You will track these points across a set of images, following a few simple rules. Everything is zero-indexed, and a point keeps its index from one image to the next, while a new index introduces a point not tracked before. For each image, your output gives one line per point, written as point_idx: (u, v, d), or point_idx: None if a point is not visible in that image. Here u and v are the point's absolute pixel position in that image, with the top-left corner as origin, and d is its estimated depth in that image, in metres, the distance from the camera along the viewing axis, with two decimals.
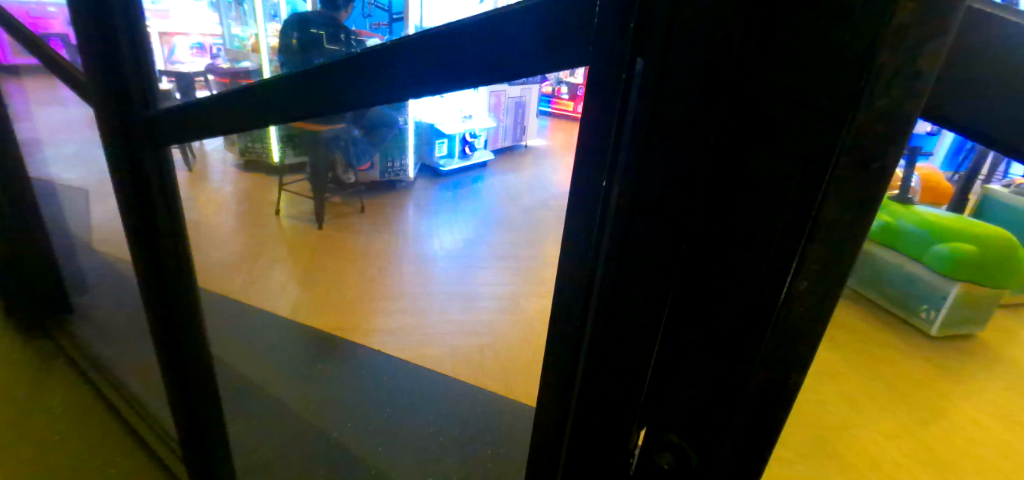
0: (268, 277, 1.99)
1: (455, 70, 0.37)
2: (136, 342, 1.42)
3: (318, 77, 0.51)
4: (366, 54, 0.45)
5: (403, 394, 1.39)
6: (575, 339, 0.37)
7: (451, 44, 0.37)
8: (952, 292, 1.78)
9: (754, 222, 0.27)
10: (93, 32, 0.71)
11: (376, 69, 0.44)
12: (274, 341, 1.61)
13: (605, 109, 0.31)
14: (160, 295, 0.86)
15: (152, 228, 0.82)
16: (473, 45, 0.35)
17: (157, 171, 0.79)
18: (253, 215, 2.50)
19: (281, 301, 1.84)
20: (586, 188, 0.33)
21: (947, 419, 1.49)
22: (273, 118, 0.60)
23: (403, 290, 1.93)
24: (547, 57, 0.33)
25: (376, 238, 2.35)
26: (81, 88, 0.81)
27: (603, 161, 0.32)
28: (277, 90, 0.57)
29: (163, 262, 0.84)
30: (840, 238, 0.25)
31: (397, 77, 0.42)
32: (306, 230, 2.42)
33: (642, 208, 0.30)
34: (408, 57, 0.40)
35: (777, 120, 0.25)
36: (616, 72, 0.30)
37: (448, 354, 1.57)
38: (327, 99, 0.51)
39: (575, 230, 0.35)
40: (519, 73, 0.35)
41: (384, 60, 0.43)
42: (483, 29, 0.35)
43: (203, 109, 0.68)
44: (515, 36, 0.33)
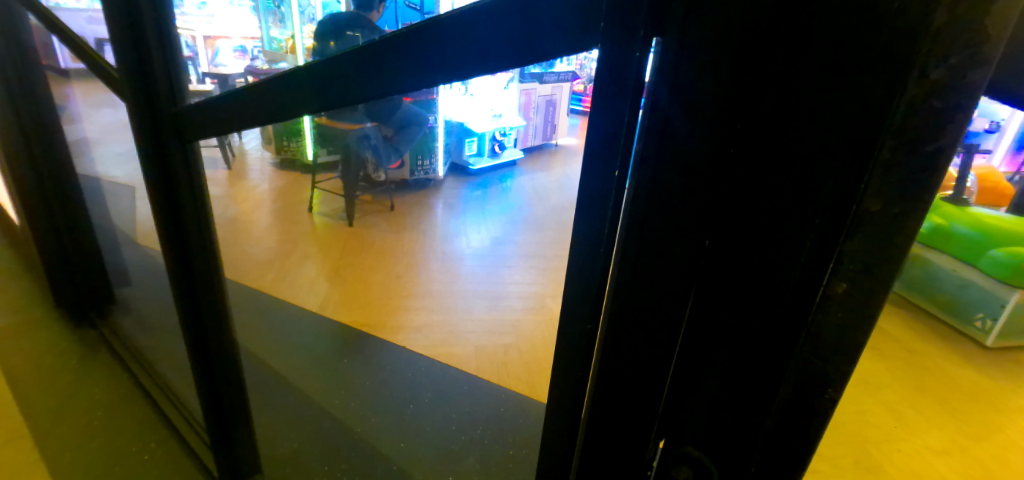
0: (299, 273, 2.04)
1: (474, 54, 0.36)
2: (173, 335, 1.48)
3: (337, 66, 0.51)
4: (384, 40, 0.44)
5: (424, 390, 1.39)
6: (586, 341, 0.35)
7: (470, 28, 0.36)
8: (1010, 299, 1.67)
9: (788, 214, 0.24)
10: (123, 29, 0.73)
11: (394, 54, 0.43)
12: (298, 336, 1.63)
13: (616, 89, 0.28)
14: (189, 286, 0.89)
15: (182, 222, 0.84)
16: (492, 27, 0.34)
17: (184, 164, 0.81)
18: (288, 213, 2.57)
19: (310, 297, 1.86)
20: (596, 180, 0.31)
21: (999, 432, 1.39)
22: (299, 112, 0.60)
23: (427, 289, 1.94)
24: (567, 37, 0.31)
25: (402, 235, 2.37)
26: (116, 84, 0.84)
27: (614, 149, 0.30)
28: (300, 81, 0.57)
29: (191, 255, 0.87)
30: (886, 234, 0.23)
31: (418, 63, 0.41)
32: (337, 226, 2.46)
33: (657, 202, 0.28)
34: (427, 42, 0.39)
35: (812, 103, 0.22)
36: (626, 50, 0.27)
37: (471, 354, 1.56)
38: (348, 89, 0.51)
39: (585, 224, 0.32)
40: (537, 53, 0.33)
41: (404, 48, 0.42)
42: (501, 11, 0.33)
43: (228, 102, 0.69)
44: (533, 17, 0.32)
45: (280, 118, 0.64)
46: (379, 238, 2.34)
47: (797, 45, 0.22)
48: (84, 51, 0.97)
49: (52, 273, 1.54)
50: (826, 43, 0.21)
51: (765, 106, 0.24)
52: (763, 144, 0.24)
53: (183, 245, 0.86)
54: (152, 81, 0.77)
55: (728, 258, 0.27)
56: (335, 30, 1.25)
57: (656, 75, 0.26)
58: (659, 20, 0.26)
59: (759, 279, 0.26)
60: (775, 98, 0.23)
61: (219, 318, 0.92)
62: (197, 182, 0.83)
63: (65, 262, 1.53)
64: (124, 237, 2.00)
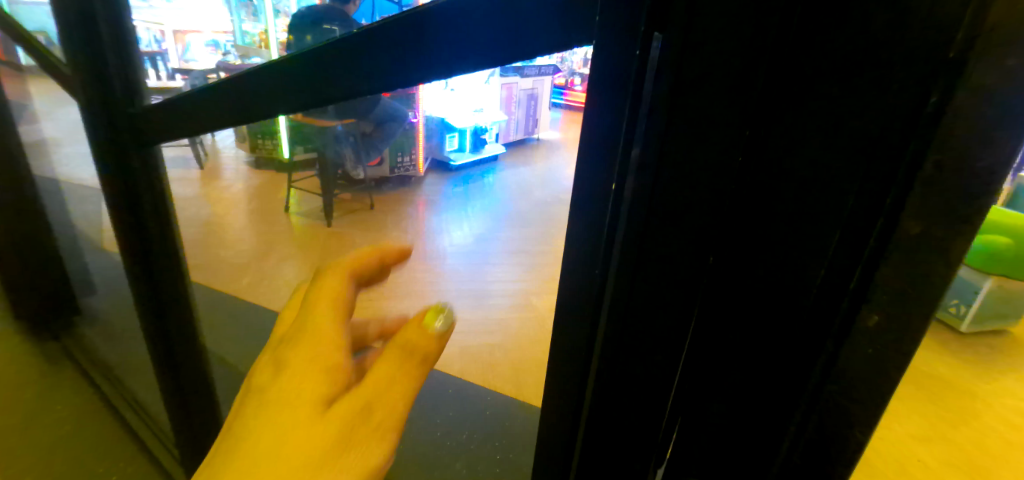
0: (277, 275, 1.98)
1: (454, 50, 0.34)
2: (137, 339, 1.37)
3: (308, 62, 0.47)
4: (357, 36, 0.41)
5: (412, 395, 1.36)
6: (581, 365, 0.33)
7: (451, 23, 0.33)
8: (982, 286, 1.71)
9: (806, 233, 0.23)
10: (76, 25, 0.69)
11: (370, 50, 0.40)
12: (276, 342, 1.58)
13: (614, 92, 0.26)
14: (152, 296, 0.84)
15: (143, 228, 0.79)
16: (474, 21, 0.32)
17: (144, 170, 0.76)
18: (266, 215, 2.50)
19: (288, 301, 1.81)
20: (590, 190, 0.29)
21: (979, 420, 1.41)
22: (269, 114, 0.56)
23: (410, 288, 1.90)
24: (557, 35, 0.29)
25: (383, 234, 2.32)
26: (68, 84, 0.78)
27: (610, 158, 0.27)
28: (268, 80, 0.53)
29: (156, 265, 0.82)
30: (922, 260, 0.21)
31: (395, 61, 0.38)
32: (315, 226, 2.40)
33: (664, 216, 0.26)
34: (406, 37, 0.37)
35: (833, 121, 0.22)
36: (626, 49, 0.25)
37: (457, 355, 1.53)
38: (320, 89, 0.47)
39: (579, 237, 0.30)
40: (523, 50, 0.31)
41: (375, 43, 0.39)
42: (483, 5, 0.31)
43: (190, 102, 0.64)
44: (522, 10, 0.30)
45: (250, 119, 0.60)
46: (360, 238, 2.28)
47: (813, 59, 0.21)
48: (36, 51, 0.91)
49: (11, 284, 1.46)
50: (842, 58, 0.21)
51: (787, 120, 0.23)
52: (778, 164, 0.24)
53: (146, 252, 0.82)
54: (106, 83, 0.71)
55: (737, 276, 0.26)
56: (309, 25, 1.20)
57: (657, 81, 0.25)
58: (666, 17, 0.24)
59: (778, 301, 0.25)
60: (794, 114, 0.22)
61: (184, 327, 0.87)
62: (160, 187, 0.78)
63: (24, 272, 1.45)
64: (88, 244, 1.91)
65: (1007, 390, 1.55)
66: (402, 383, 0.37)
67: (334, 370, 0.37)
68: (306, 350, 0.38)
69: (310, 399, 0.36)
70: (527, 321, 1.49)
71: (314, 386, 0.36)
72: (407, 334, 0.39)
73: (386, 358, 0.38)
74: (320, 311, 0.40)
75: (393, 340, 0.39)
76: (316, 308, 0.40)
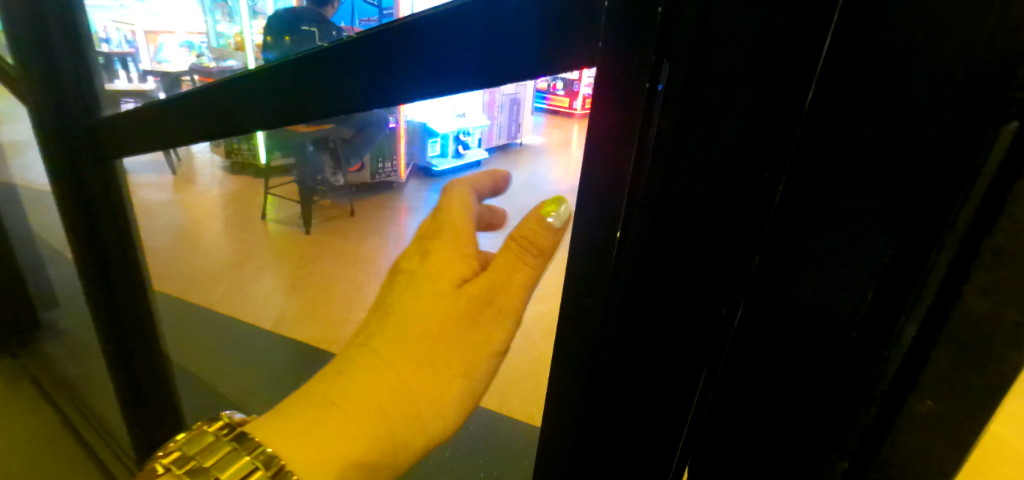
0: (253, 284, 1.92)
1: (442, 68, 0.35)
2: (100, 363, 1.32)
3: (283, 73, 0.45)
4: (344, 42, 0.40)
5: None
6: (589, 373, 0.35)
7: (439, 39, 0.34)
8: None
9: (825, 263, 0.25)
10: (28, 31, 0.64)
11: (359, 58, 0.39)
12: (253, 354, 1.53)
13: (622, 125, 0.28)
14: (110, 313, 0.80)
15: (102, 244, 0.76)
16: (466, 39, 0.33)
17: (102, 184, 0.71)
18: (241, 221, 2.44)
19: (266, 311, 1.75)
20: (600, 216, 0.31)
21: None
22: (239, 130, 0.53)
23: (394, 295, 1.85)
24: (540, 57, 0.31)
25: (364, 240, 2.27)
26: (20, 91, 0.73)
27: (619, 188, 0.29)
28: (247, 92, 0.49)
29: (119, 280, 0.79)
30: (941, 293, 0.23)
31: (383, 73, 0.38)
32: (293, 233, 2.34)
33: (670, 240, 0.29)
34: (401, 47, 0.37)
35: (853, 161, 0.23)
36: (636, 80, 0.27)
37: None
38: (306, 101, 0.44)
39: (589, 258, 0.32)
40: (508, 69, 0.33)
41: (362, 52, 0.39)
42: (473, 20, 0.32)
43: (161, 116, 0.59)
44: (510, 30, 0.31)
45: (214, 134, 0.56)
46: (341, 243, 2.24)
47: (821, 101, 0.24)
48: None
49: None
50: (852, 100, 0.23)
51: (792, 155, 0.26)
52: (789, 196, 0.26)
53: (108, 265, 0.78)
54: (62, 93, 0.67)
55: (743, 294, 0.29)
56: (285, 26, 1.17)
57: (664, 118, 0.27)
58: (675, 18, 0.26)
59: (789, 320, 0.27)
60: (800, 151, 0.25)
61: (142, 344, 0.84)
62: (119, 201, 0.73)
63: None
64: (48, 254, 1.82)
65: None
66: (514, 276, 0.44)
67: (463, 258, 0.46)
68: (442, 239, 0.47)
69: (444, 278, 0.45)
70: None
71: (446, 271, 0.45)
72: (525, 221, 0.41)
73: (503, 252, 0.43)
74: (456, 209, 0.48)
75: (508, 235, 0.43)
76: (451, 204, 0.48)
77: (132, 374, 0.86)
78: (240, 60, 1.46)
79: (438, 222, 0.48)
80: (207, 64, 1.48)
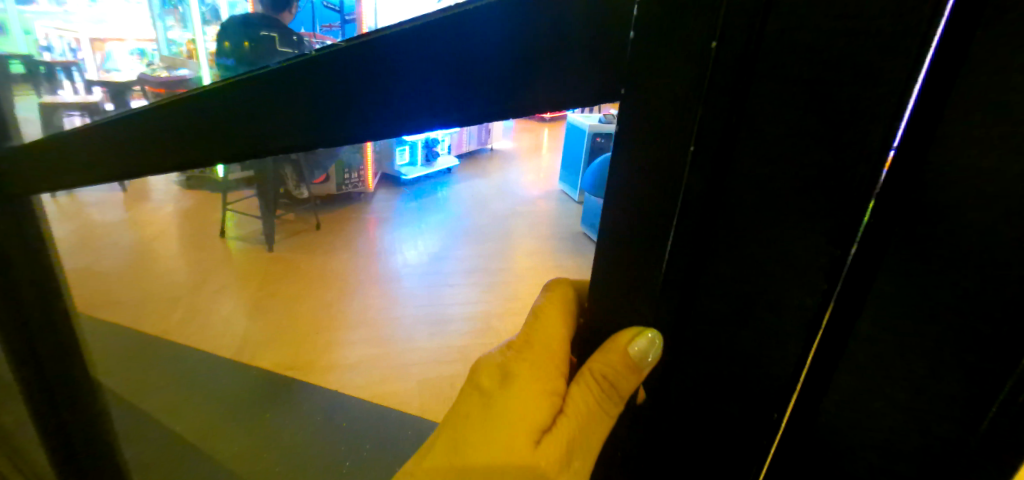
0: (213, 307, 1.80)
1: (404, 89, 0.32)
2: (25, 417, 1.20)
3: (250, 91, 0.38)
4: (300, 63, 0.35)
5: (367, 428, 1.22)
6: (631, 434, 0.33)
7: (396, 56, 0.31)
8: None
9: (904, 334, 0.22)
10: None
11: (319, 80, 0.35)
12: (207, 382, 1.40)
13: (660, 178, 0.26)
14: (34, 360, 0.71)
15: (19, 290, 0.66)
16: (430, 57, 0.30)
17: (16, 224, 0.63)
18: (198, 240, 2.31)
19: (227, 336, 1.65)
20: (629, 269, 0.29)
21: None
22: (183, 164, 0.47)
23: (362, 317, 1.77)
24: (519, 82, 0.29)
25: (331, 256, 2.18)
26: None
27: (654, 244, 0.28)
28: (202, 111, 0.42)
29: (44, 327, 0.69)
30: None
31: (335, 92, 0.34)
32: (256, 250, 2.22)
33: (723, 299, 0.26)
34: (369, 67, 0.32)
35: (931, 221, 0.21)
36: (676, 137, 0.25)
37: (415, 389, 1.45)
38: (273, 123, 0.38)
39: (622, 312, 0.30)
40: (476, 90, 0.30)
41: (318, 72, 0.34)
42: (437, 37, 0.29)
43: (95, 137, 0.51)
44: (482, 50, 0.29)
45: (147, 165, 0.49)
46: (305, 261, 2.13)
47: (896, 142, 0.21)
48: None
49: None
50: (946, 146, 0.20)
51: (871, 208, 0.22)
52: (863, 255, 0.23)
53: (18, 304, 0.67)
54: None
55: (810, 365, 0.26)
56: (237, 33, 1.10)
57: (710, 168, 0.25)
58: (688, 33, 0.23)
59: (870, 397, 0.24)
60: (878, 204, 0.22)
61: (72, 390, 0.74)
62: (34, 231, 0.65)
63: None
64: None
65: None
66: (598, 419, 0.35)
67: (546, 394, 0.38)
68: (524, 366, 0.39)
69: (525, 421, 0.37)
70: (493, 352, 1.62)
71: (527, 414, 0.37)
72: (615, 343, 0.30)
73: (580, 386, 0.34)
74: (540, 334, 0.40)
75: (587, 366, 0.33)
76: (536, 322, 0.41)
77: (58, 417, 0.75)
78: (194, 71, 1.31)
79: (519, 346, 0.41)
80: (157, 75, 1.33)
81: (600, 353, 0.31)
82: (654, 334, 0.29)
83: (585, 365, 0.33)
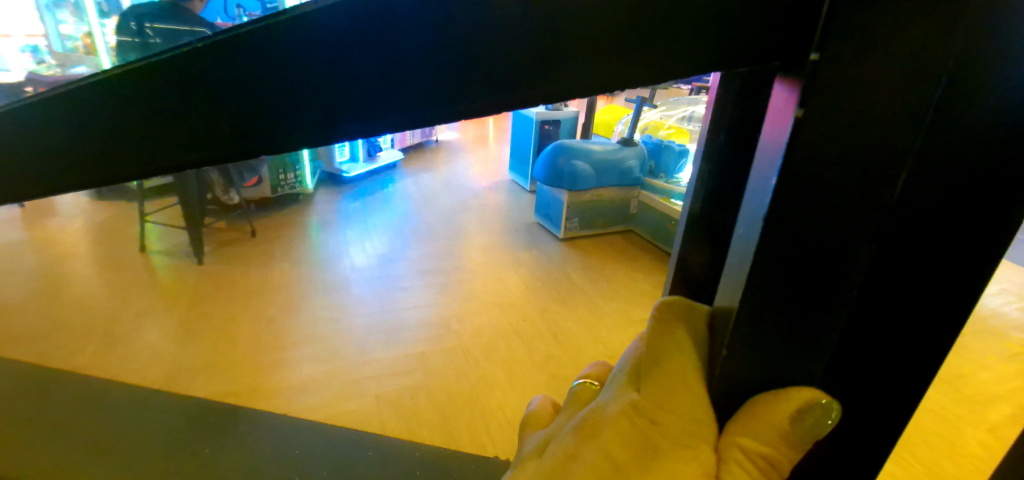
0: (135, 335, 1.60)
1: (313, 107, 0.24)
2: None
3: (80, 104, 0.27)
4: (152, 65, 0.25)
5: (329, 453, 1.12)
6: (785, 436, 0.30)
7: (289, 53, 0.23)
8: None
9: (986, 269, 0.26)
10: None
11: (191, 81, 0.25)
12: (128, 420, 1.21)
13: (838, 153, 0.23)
14: None
15: None
16: (338, 52, 0.22)
17: None
18: (113, 258, 2.05)
19: (154, 366, 1.46)
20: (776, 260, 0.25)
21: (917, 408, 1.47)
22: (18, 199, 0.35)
23: (308, 332, 1.63)
24: (464, 91, 0.23)
25: (270, 267, 2.01)
26: None
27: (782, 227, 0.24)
28: (22, 132, 0.30)
29: None
30: None
31: (215, 106, 0.25)
32: (183, 266, 2.00)
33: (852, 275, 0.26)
34: (243, 65, 0.24)
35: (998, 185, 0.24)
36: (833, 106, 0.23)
37: (375, 405, 1.35)
38: (128, 153, 0.28)
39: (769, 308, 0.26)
40: (405, 99, 0.23)
41: (184, 78, 0.25)
42: (348, 28, 0.22)
43: None
44: (402, 44, 0.22)
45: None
46: (241, 274, 1.95)
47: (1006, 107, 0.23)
48: None
49: None
50: None
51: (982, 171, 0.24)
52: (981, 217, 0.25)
53: None
54: None
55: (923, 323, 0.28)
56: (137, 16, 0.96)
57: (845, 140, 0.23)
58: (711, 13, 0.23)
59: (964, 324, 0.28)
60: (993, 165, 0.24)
61: None
62: None
63: None
64: None
65: None
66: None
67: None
68: (669, 442, 0.32)
69: None
70: (456, 358, 1.55)
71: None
72: (770, 415, 0.28)
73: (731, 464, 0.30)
74: (670, 401, 0.32)
75: (734, 441, 0.30)
76: (661, 380, 0.32)
77: None
78: (95, 64, 1.04)
79: (647, 413, 0.33)
80: (48, 71, 1.02)
81: (752, 423, 0.29)
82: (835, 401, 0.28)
83: (730, 438, 0.30)
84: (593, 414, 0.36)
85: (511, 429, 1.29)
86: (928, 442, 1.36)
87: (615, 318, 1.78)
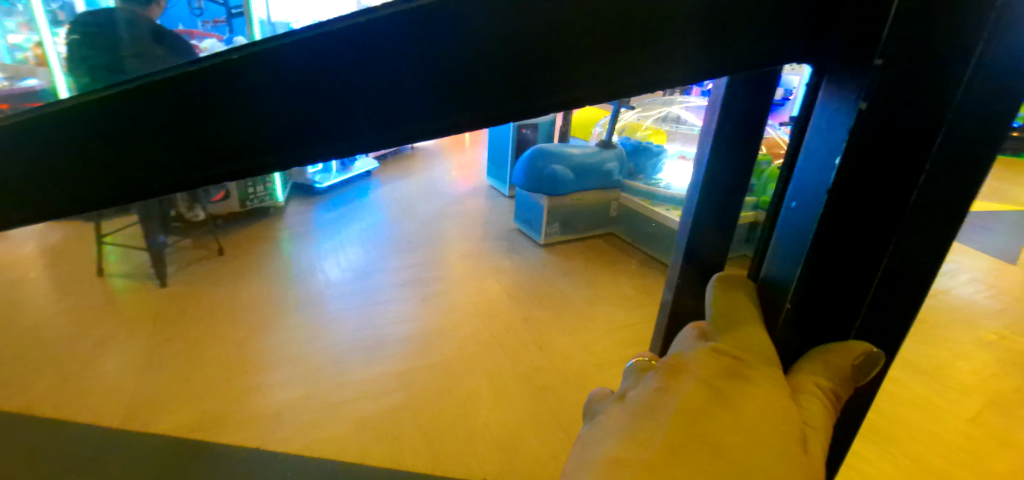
0: (97, 363, 1.51)
1: (331, 105, 0.34)
2: None
3: (150, 101, 0.34)
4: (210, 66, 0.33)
5: None
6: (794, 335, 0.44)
7: (309, 60, 0.32)
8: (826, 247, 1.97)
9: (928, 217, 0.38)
10: None
11: (254, 81, 0.33)
12: None
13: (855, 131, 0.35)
14: None
15: None
16: (346, 62, 0.32)
17: None
18: (65, 284, 1.91)
19: (120, 396, 1.38)
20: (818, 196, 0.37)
21: (903, 402, 1.47)
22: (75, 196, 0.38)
23: (282, 353, 1.56)
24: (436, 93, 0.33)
25: (238, 286, 1.91)
26: None
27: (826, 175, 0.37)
28: (81, 126, 0.35)
29: None
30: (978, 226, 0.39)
31: (261, 102, 0.34)
32: (142, 290, 1.88)
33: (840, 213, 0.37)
34: (269, 68, 0.33)
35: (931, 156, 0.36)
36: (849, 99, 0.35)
37: (355, 429, 1.28)
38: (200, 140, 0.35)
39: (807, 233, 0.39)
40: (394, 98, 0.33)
41: (238, 80, 0.33)
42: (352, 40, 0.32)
43: None
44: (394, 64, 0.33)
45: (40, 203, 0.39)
46: (208, 295, 1.85)
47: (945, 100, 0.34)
48: None
49: None
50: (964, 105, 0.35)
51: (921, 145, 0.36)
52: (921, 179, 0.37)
53: None
54: None
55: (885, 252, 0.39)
56: (92, 27, 0.90)
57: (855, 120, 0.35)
58: (712, 37, 0.33)
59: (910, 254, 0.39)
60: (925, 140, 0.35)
61: None
62: None
63: None
64: None
65: (915, 347, 1.72)
66: (828, 420, 0.43)
67: (787, 402, 0.43)
68: (754, 371, 0.45)
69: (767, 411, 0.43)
70: (438, 372, 1.50)
71: (772, 410, 0.43)
72: (836, 357, 0.42)
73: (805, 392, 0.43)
74: (750, 342, 0.45)
75: (810, 379, 0.43)
76: (739, 333, 0.46)
77: None
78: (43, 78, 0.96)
79: (729, 353, 0.46)
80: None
81: (822, 363, 0.43)
82: (879, 352, 0.43)
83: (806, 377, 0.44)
84: (674, 360, 0.49)
85: (499, 447, 1.24)
86: (917, 433, 1.37)
87: (600, 322, 1.75)
